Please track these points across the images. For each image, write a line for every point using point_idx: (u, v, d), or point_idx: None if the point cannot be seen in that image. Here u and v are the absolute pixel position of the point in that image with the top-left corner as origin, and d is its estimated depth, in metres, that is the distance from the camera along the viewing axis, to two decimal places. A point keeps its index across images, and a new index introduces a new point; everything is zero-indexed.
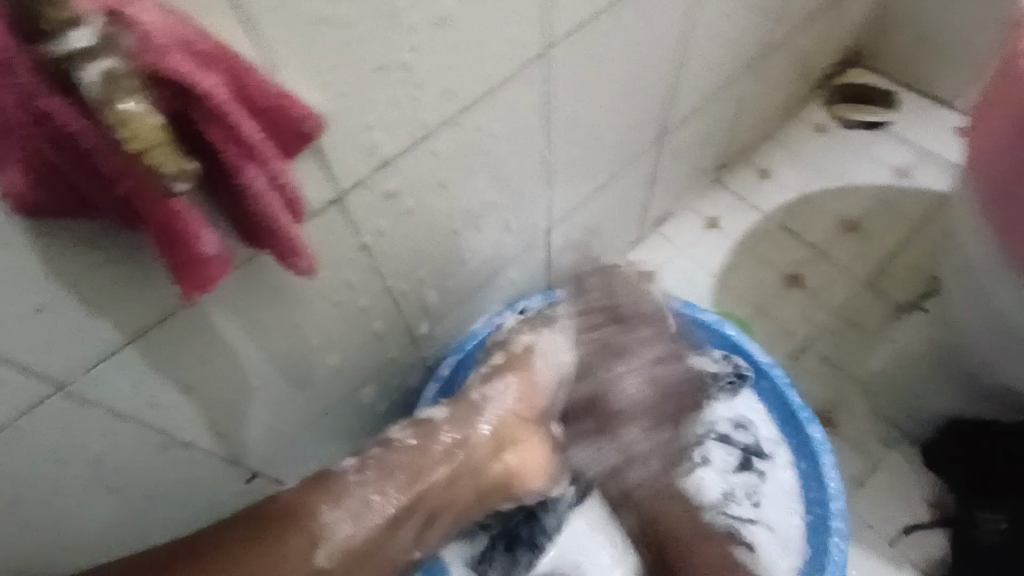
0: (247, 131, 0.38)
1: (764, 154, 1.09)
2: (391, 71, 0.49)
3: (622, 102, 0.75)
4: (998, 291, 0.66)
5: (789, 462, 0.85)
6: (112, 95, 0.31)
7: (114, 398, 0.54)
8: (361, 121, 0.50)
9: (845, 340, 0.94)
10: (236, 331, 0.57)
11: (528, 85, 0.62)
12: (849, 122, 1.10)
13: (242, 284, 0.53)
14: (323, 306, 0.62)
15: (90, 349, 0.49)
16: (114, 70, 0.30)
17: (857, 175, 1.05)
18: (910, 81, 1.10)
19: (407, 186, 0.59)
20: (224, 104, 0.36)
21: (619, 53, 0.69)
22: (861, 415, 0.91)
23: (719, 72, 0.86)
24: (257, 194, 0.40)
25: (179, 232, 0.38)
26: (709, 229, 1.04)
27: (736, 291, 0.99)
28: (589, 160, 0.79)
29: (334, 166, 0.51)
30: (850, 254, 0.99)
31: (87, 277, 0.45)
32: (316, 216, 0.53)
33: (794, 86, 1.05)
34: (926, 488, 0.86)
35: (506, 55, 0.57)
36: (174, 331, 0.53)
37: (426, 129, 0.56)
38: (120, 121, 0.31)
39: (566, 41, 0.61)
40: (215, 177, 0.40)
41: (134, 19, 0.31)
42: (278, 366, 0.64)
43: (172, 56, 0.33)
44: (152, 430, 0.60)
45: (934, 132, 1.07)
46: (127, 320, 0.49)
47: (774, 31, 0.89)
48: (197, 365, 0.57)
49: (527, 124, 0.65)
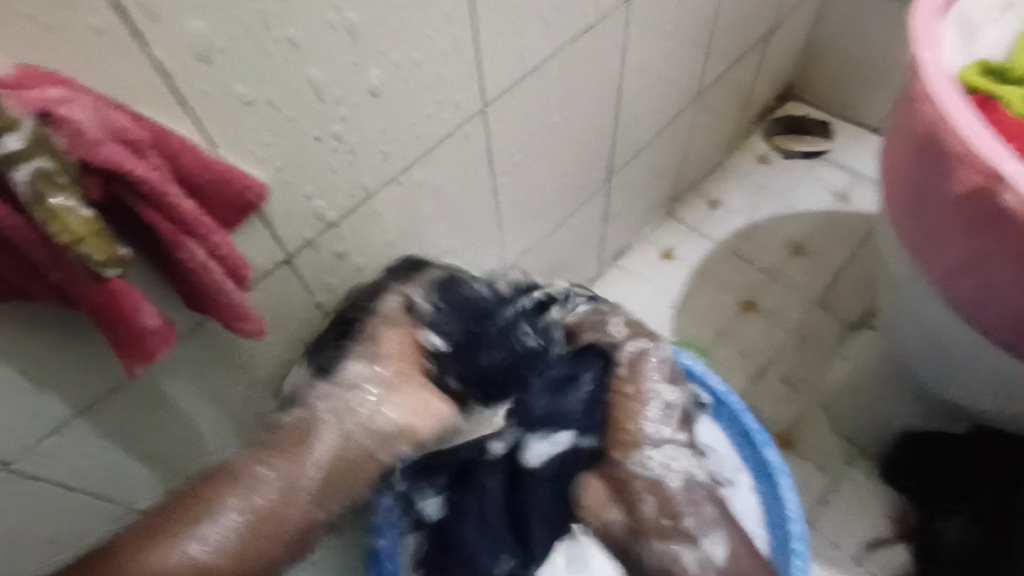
0: (181, 204, 0.33)
1: (711, 185, 1.14)
2: (323, 142, 0.44)
3: (566, 144, 0.72)
4: (925, 315, 0.61)
5: (748, 487, 0.71)
6: (42, 191, 0.26)
7: (63, 471, 0.46)
8: (298, 190, 0.45)
9: (803, 360, 0.95)
10: (192, 395, 0.50)
11: (469, 140, 0.57)
12: (789, 151, 1.17)
13: (193, 348, 0.47)
14: (279, 365, 0.56)
15: (36, 427, 0.42)
16: (19, 157, 0.26)
17: (798, 201, 1.11)
18: (838, 112, 1.20)
19: (357, 238, 0.53)
20: (162, 188, 0.31)
21: (558, 100, 0.65)
22: (822, 434, 0.89)
23: (665, 108, 0.86)
24: (199, 268, 0.35)
25: (115, 320, 0.32)
26: (665, 259, 1.06)
27: (696, 319, 1.00)
28: (543, 200, 0.76)
29: (277, 230, 0.46)
30: (799, 276, 1.02)
31: (31, 354, 0.38)
32: (266, 277, 0.48)
33: (737, 120, 1.11)
34: (887, 501, 0.83)
35: (444, 115, 0.52)
36: (125, 400, 0.46)
37: (367, 192, 0.51)
38: (47, 214, 0.27)
39: (503, 97, 0.57)
40: (153, 247, 0.35)
41: (67, 118, 0.27)
42: (220, 443, 0.57)
43: (82, 132, 0.28)
44: (74, 533, 0.52)
45: (866, 156, 1.14)
46: (75, 393, 0.42)
47: (713, 67, 0.91)
48: (126, 457, 0.50)
49: (474, 176, 0.61)
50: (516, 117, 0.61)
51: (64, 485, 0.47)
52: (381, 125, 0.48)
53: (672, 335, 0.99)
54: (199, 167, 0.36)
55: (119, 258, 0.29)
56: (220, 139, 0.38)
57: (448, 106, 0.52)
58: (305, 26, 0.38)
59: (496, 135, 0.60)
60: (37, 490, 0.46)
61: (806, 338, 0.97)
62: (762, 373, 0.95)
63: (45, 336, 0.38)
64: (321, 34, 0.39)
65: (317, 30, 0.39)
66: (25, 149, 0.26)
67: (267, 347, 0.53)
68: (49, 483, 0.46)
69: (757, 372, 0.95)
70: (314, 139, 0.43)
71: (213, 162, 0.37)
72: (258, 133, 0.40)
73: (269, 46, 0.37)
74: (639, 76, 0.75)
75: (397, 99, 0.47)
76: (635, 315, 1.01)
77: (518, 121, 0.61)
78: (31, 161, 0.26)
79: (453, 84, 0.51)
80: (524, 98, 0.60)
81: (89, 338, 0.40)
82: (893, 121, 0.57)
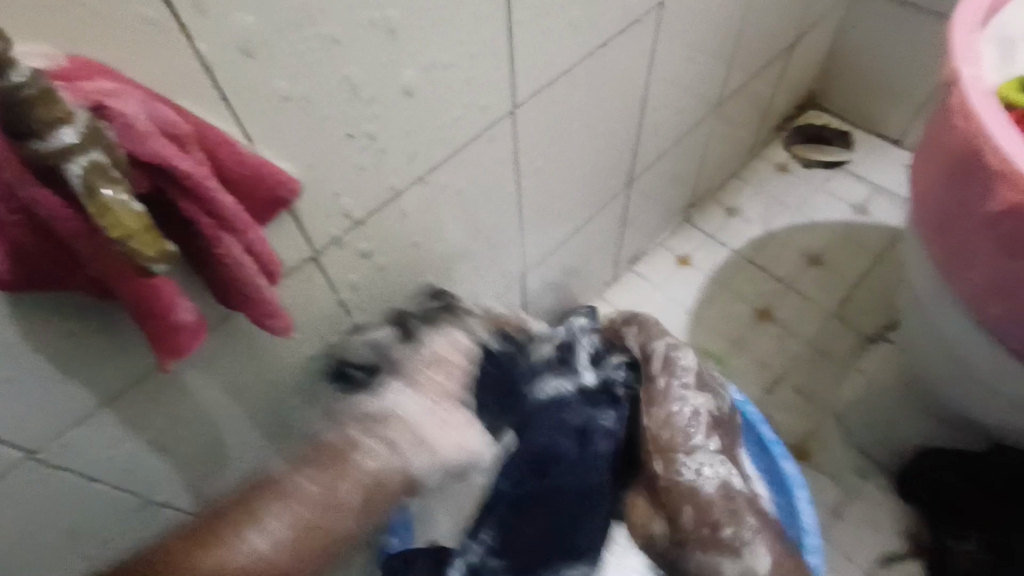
0: (222, 200, 0.33)
1: (728, 193, 1.13)
2: (356, 141, 0.44)
3: (590, 148, 0.71)
4: (949, 330, 0.60)
5: (763, 498, 0.70)
6: (94, 186, 0.26)
7: (87, 462, 0.46)
8: (330, 188, 0.45)
9: (818, 371, 0.94)
10: (214, 389, 0.50)
11: (497, 142, 0.57)
12: (808, 161, 1.16)
13: (219, 343, 0.47)
14: (300, 362, 0.56)
15: (63, 418, 0.42)
16: (73, 149, 0.25)
17: (815, 211, 1.10)
18: (858, 123, 1.19)
19: (383, 237, 0.53)
20: (206, 182, 0.31)
21: (585, 103, 0.64)
22: (836, 447, 0.88)
23: (688, 116, 0.86)
24: (234, 264, 0.35)
25: (151, 313, 0.32)
26: (681, 266, 1.06)
27: (711, 327, 0.99)
28: (565, 204, 0.75)
29: (306, 227, 0.46)
30: (816, 287, 1.02)
31: (63, 345, 0.38)
32: (292, 274, 0.48)
33: (757, 129, 1.11)
34: (902, 517, 0.83)
35: (474, 116, 0.52)
36: (150, 392, 0.46)
37: (395, 191, 0.50)
38: (99, 210, 0.26)
39: (533, 100, 0.57)
40: (190, 242, 0.35)
41: (119, 112, 0.27)
42: (239, 438, 0.57)
43: (133, 126, 0.28)
44: (92, 524, 0.51)
45: (886, 168, 1.13)
46: (102, 384, 0.42)
47: (737, 75, 0.90)
48: (147, 450, 0.50)
49: (500, 178, 0.61)
50: (544, 120, 0.60)
51: (87, 476, 0.47)
52: (411, 126, 0.47)
53: (686, 342, 0.98)
54: (237, 162, 0.36)
55: (167, 253, 0.29)
56: (257, 136, 0.38)
57: (478, 108, 0.52)
58: (344, 23, 0.38)
59: (523, 139, 0.60)
60: (61, 479, 0.46)
61: (821, 350, 0.96)
62: (776, 384, 0.94)
63: (72, 323, 0.37)
64: (359, 33, 0.39)
65: (355, 28, 0.38)
66: (80, 142, 0.25)
67: (289, 344, 0.53)
68: (72, 474, 0.46)
69: (771, 382, 0.94)
70: (348, 137, 0.43)
71: (250, 157, 0.37)
72: (293, 129, 0.40)
73: (309, 43, 0.37)
74: (665, 82, 0.75)
75: (429, 99, 0.47)
76: None
77: (545, 123, 0.61)
78: (85, 154, 0.26)
79: (484, 85, 0.51)
80: (552, 101, 0.59)
81: (119, 330, 0.40)
82: (927, 136, 0.56)
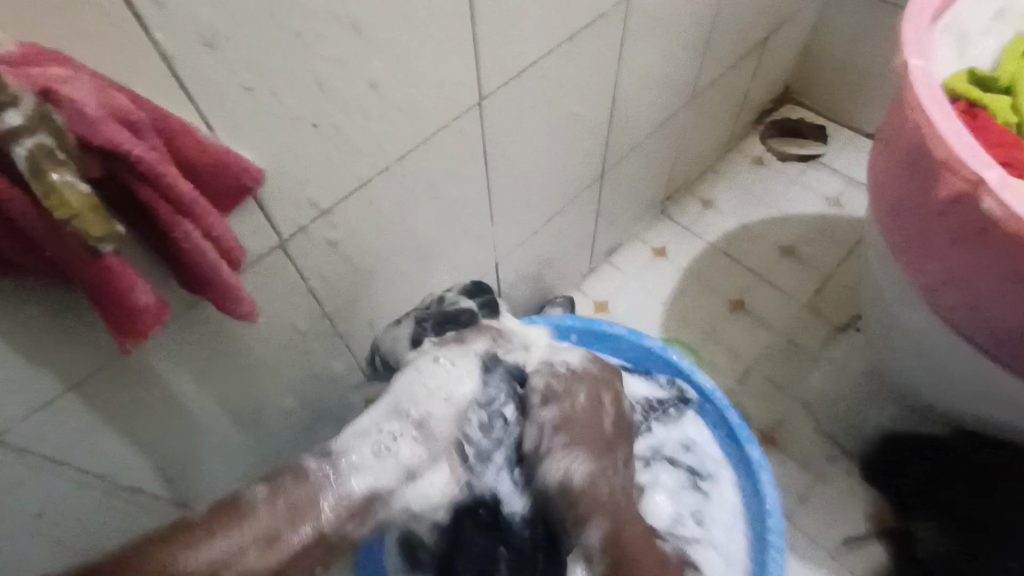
0: (178, 185, 0.33)
1: (705, 186, 1.15)
2: (319, 130, 0.45)
3: (561, 140, 0.72)
4: (906, 317, 0.62)
5: (729, 482, 0.71)
6: (41, 168, 0.27)
7: (54, 446, 0.47)
8: (294, 177, 0.46)
9: (789, 360, 0.96)
10: (182, 375, 0.51)
11: (464, 132, 0.58)
12: (783, 155, 1.18)
13: (184, 329, 0.47)
14: (270, 349, 0.57)
15: (27, 401, 0.42)
16: (21, 131, 0.26)
17: (790, 204, 1.12)
18: (833, 117, 1.21)
19: (351, 226, 0.54)
20: (160, 168, 0.32)
21: (555, 96, 0.65)
22: (805, 434, 0.90)
23: (661, 109, 0.87)
24: (194, 249, 0.36)
25: (109, 296, 0.33)
26: (657, 258, 1.07)
27: (685, 318, 1.01)
28: (537, 196, 0.77)
29: (270, 215, 0.46)
30: (789, 278, 1.04)
31: (24, 329, 0.39)
32: (258, 262, 0.49)
33: (733, 122, 1.12)
34: (867, 501, 0.85)
35: (441, 107, 0.53)
36: (115, 377, 0.46)
37: (361, 181, 0.51)
38: (45, 191, 0.27)
39: (500, 91, 0.58)
40: (149, 227, 0.35)
41: (70, 97, 0.28)
42: (209, 424, 0.58)
43: (85, 111, 0.28)
44: (61, 508, 0.52)
45: (859, 162, 1.15)
46: (66, 368, 0.43)
47: (711, 69, 0.92)
48: (115, 435, 0.50)
49: (468, 169, 0.62)
50: (513, 112, 0.61)
51: (55, 460, 0.48)
52: (376, 116, 0.48)
53: (661, 332, 1.00)
54: (195, 148, 0.36)
55: (114, 233, 0.30)
56: (220, 124, 0.39)
57: (445, 98, 0.53)
58: (308, 14, 0.38)
59: (491, 130, 0.61)
60: (27, 462, 0.46)
61: (792, 339, 0.98)
62: (748, 373, 0.96)
63: (34, 309, 0.38)
64: (321, 23, 0.39)
65: (319, 21, 0.39)
66: (26, 124, 0.26)
67: (258, 331, 0.54)
68: (38, 457, 0.47)
69: (743, 371, 0.96)
70: (312, 127, 0.44)
71: (209, 144, 0.37)
72: (255, 118, 0.40)
73: (273, 35, 0.38)
74: (637, 75, 0.76)
75: (396, 90, 0.48)
76: (625, 311, 1.02)
77: (514, 115, 0.62)
78: (31, 135, 0.26)
79: (450, 76, 0.51)
80: (520, 93, 0.60)
81: (80, 314, 0.41)
82: (883, 129, 0.58)
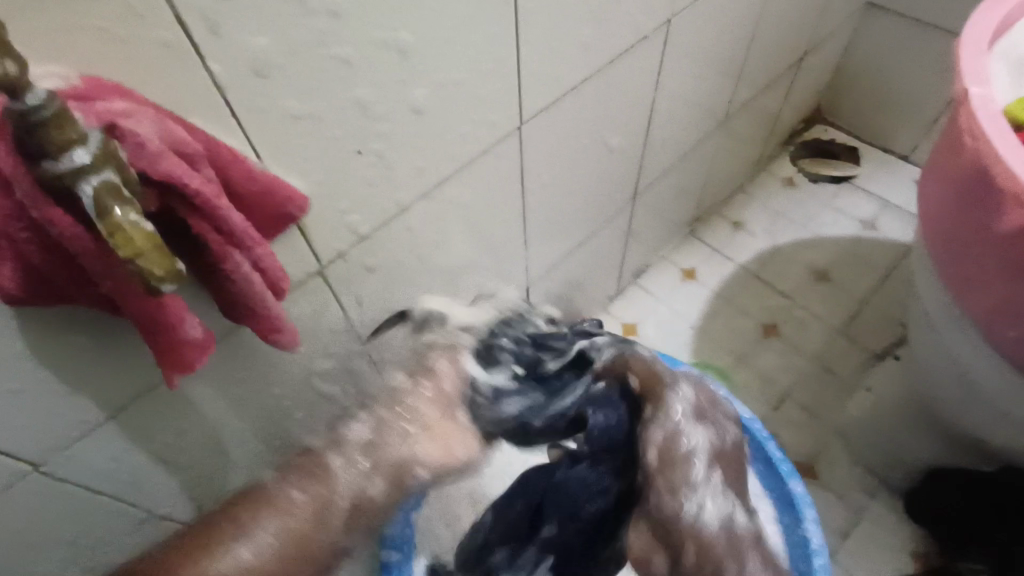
0: (232, 217, 0.33)
1: (735, 208, 1.13)
2: (362, 157, 0.44)
3: (596, 163, 0.71)
4: (960, 350, 0.59)
5: (768, 517, 0.68)
6: (105, 205, 0.26)
7: (92, 472, 0.46)
8: (336, 205, 0.45)
9: (825, 388, 0.93)
10: (219, 402, 0.50)
11: (502, 157, 0.57)
12: (815, 176, 1.16)
13: (225, 357, 0.47)
14: (303, 374, 0.56)
15: (66, 430, 0.42)
16: (87, 170, 0.26)
17: (823, 226, 1.09)
18: (866, 139, 1.19)
19: (389, 251, 0.53)
20: (216, 200, 0.32)
21: (592, 119, 0.65)
22: (843, 464, 0.87)
23: (694, 131, 0.86)
24: (242, 280, 0.35)
25: (161, 329, 0.33)
26: (686, 280, 1.05)
27: (717, 343, 0.99)
28: (570, 219, 0.75)
29: (312, 243, 0.46)
30: (822, 303, 1.01)
31: (70, 359, 0.38)
32: (298, 289, 0.48)
33: (763, 143, 1.11)
34: (911, 537, 0.81)
35: (482, 131, 0.52)
36: (154, 404, 0.46)
37: (402, 207, 0.51)
38: (109, 228, 0.27)
39: (539, 116, 0.57)
40: (198, 257, 0.35)
41: (132, 132, 0.28)
42: (241, 450, 0.57)
43: (146, 145, 0.28)
44: (94, 534, 0.51)
45: (893, 184, 1.13)
46: (107, 396, 0.42)
47: (745, 90, 0.90)
48: (150, 462, 0.50)
49: (505, 193, 0.61)
50: (551, 135, 0.61)
51: (88, 488, 0.47)
52: (420, 143, 0.47)
53: (692, 357, 0.98)
54: (246, 178, 0.36)
55: (176, 272, 0.29)
56: (267, 154, 0.38)
57: (486, 124, 0.52)
58: (357, 44, 0.38)
59: (529, 153, 0.60)
60: (63, 490, 0.45)
61: (827, 366, 0.95)
62: (783, 400, 0.93)
63: (81, 337, 0.38)
64: (370, 51, 0.39)
65: (368, 49, 0.39)
66: (94, 162, 0.26)
67: (293, 357, 0.53)
68: (75, 485, 0.46)
69: (778, 399, 0.93)
70: (355, 154, 0.43)
71: (260, 174, 0.37)
72: (303, 148, 0.40)
73: (321, 64, 0.37)
74: (672, 96, 0.75)
75: (438, 117, 0.47)
76: (654, 335, 1.00)
77: (551, 138, 0.61)
78: (98, 174, 0.26)
79: (492, 102, 0.51)
80: (559, 116, 0.60)
81: (124, 343, 0.40)
82: (936, 155, 0.56)
